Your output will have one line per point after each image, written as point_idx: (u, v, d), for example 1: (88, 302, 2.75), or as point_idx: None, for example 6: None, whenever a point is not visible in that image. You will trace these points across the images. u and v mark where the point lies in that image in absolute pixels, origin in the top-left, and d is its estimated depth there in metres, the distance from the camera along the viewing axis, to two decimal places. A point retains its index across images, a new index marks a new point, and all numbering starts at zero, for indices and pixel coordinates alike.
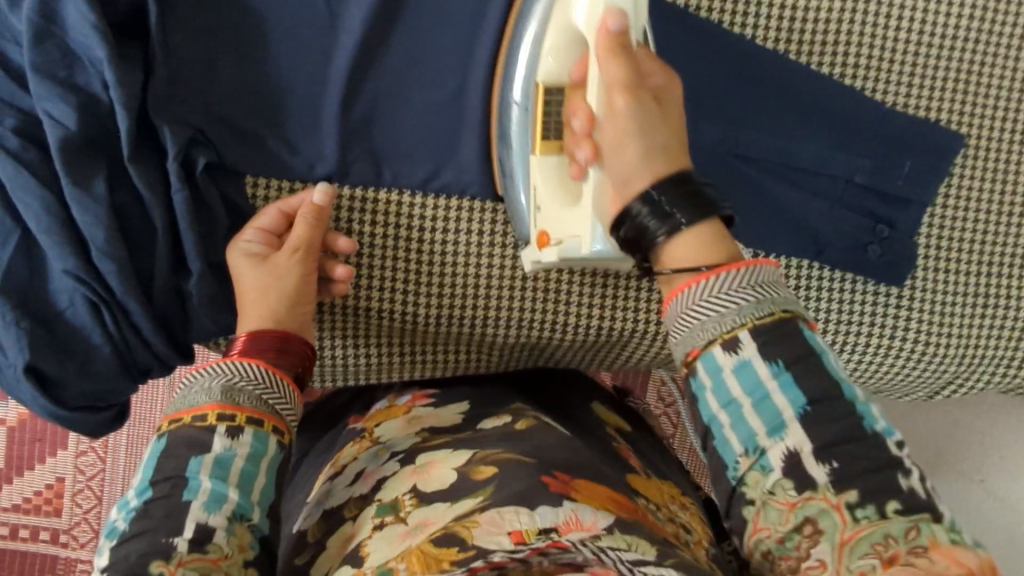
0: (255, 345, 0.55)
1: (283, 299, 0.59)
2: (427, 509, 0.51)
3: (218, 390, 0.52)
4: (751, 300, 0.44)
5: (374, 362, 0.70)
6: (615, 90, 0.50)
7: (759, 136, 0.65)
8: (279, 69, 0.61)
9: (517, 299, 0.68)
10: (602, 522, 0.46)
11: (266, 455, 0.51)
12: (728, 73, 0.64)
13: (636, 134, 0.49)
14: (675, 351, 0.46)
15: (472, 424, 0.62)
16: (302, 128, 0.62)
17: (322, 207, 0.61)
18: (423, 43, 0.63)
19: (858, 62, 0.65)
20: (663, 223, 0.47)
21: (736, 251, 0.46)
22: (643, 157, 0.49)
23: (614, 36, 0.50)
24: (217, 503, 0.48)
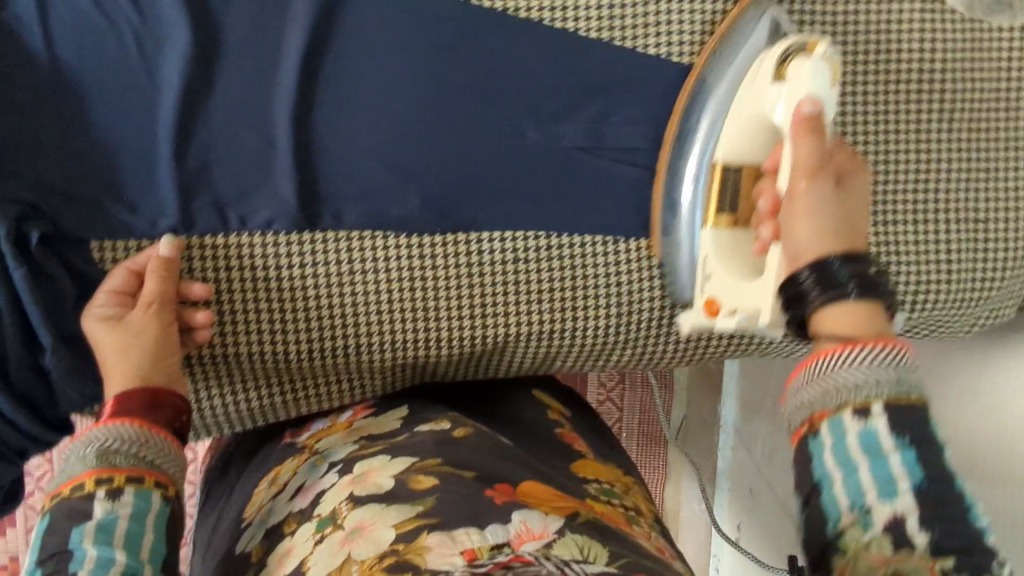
0: (126, 402, 0.55)
1: (146, 355, 0.58)
2: (362, 508, 0.52)
3: (92, 456, 0.52)
4: (891, 379, 0.46)
5: (255, 406, 0.70)
6: (803, 175, 0.56)
7: (594, 125, 0.67)
8: (106, 131, 0.61)
9: (386, 323, 0.68)
10: (551, 527, 0.48)
11: (150, 511, 0.52)
12: (558, 70, 0.66)
13: (815, 216, 0.54)
14: (798, 413, 0.49)
15: (407, 429, 0.64)
16: (143, 186, 0.62)
17: (168, 258, 0.61)
18: (248, 80, 0.62)
19: (684, 40, 0.67)
20: (824, 290, 0.51)
21: (886, 332, 0.50)
22: (820, 240, 0.54)
23: (811, 122, 0.58)
24: (105, 567, 0.48)
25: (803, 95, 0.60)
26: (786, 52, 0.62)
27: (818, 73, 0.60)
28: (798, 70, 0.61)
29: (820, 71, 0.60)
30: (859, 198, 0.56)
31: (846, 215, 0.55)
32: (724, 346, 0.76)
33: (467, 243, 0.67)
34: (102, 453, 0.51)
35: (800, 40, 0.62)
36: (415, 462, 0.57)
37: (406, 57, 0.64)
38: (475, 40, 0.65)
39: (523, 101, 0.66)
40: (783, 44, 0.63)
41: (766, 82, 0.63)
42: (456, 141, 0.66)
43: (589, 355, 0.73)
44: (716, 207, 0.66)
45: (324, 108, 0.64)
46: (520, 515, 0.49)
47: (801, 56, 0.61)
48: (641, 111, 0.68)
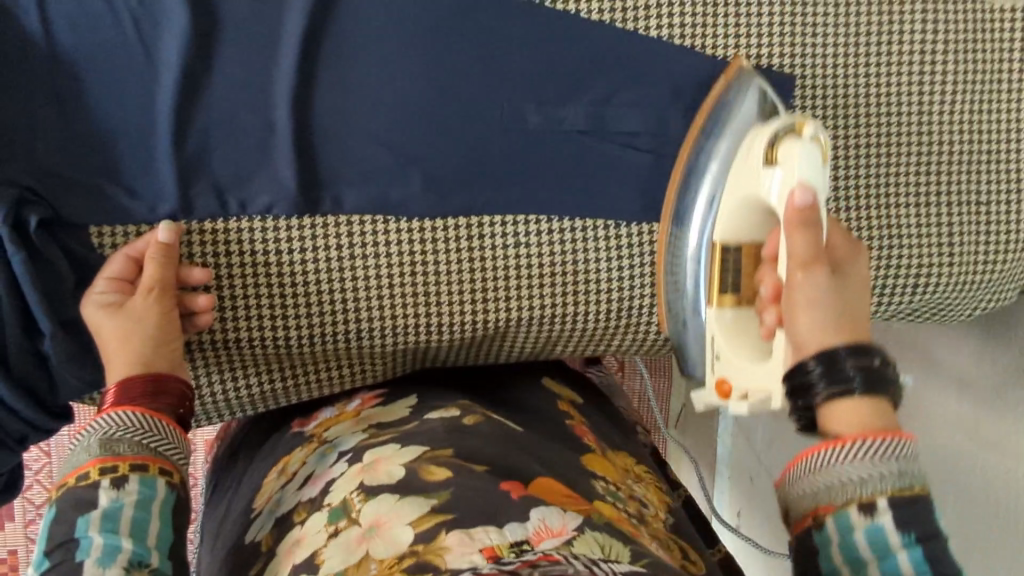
0: (128, 391, 0.57)
1: (150, 341, 0.59)
2: (375, 502, 0.53)
3: (95, 445, 0.53)
4: (893, 471, 0.49)
5: (256, 392, 0.70)
6: (798, 268, 0.56)
7: (596, 109, 0.67)
8: (103, 115, 0.60)
9: (387, 309, 0.68)
10: (570, 525, 0.48)
11: (156, 499, 0.54)
12: (559, 53, 0.66)
13: (811, 310, 0.54)
14: (803, 505, 0.51)
15: (417, 417, 0.65)
16: (142, 168, 0.62)
17: (168, 244, 0.60)
18: (247, 64, 0.62)
19: (686, 22, 0.67)
20: (834, 385, 0.52)
21: (893, 428, 0.52)
22: (824, 333, 0.54)
23: (806, 216, 0.56)
24: (112, 556, 0.50)
25: (794, 183, 0.58)
26: (774, 135, 0.61)
27: (806, 156, 0.58)
28: (788, 152, 0.59)
29: (812, 154, 0.58)
30: (856, 290, 0.57)
31: (838, 300, 0.55)
32: None
33: (468, 227, 0.67)
34: (105, 442, 0.53)
35: (789, 120, 0.61)
36: (426, 451, 0.58)
37: (406, 40, 0.64)
38: (476, 23, 0.64)
39: (524, 84, 0.66)
40: (771, 126, 0.61)
41: (757, 163, 0.61)
42: (456, 124, 0.65)
43: (591, 340, 0.73)
44: (718, 287, 0.65)
45: (324, 93, 0.63)
46: (539, 512, 0.49)
47: (790, 138, 0.60)
48: (643, 93, 0.68)
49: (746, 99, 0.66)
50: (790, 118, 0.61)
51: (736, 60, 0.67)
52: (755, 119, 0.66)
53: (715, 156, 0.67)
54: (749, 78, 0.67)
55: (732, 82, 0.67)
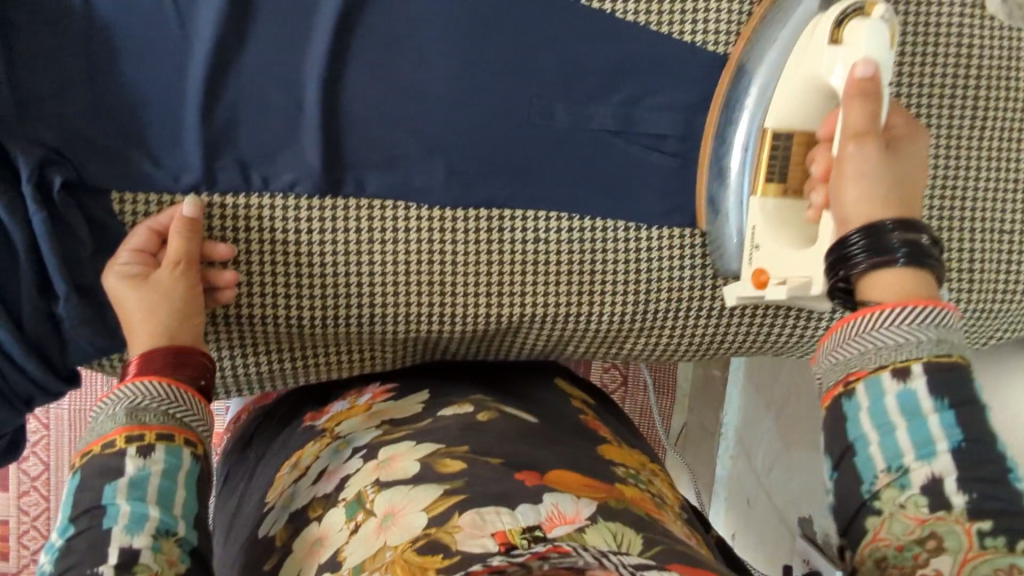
0: (154, 362, 0.57)
1: (173, 315, 0.59)
2: (388, 491, 0.54)
3: (122, 414, 0.53)
4: (930, 338, 0.49)
5: (265, 371, 0.70)
6: (851, 138, 0.57)
7: (625, 111, 0.67)
8: (133, 81, 0.60)
9: (402, 295, 0.67)
10: (584, 512, 0.50)
11: (181, 469, 0.54)
12: (591, 50, 0.65)
13: (862, 180, 0.56)
14: (834, 373, 0.51)
15: (430, 413, 0.65)
16: (168, 138, 0.62)
17: (192, 220, 0.60)
18: (280, 41, 0.62)
19: (722, 26, 0.66)
20: (871, 256, 0.53)
21: (932, 294, 0.52)
22: (868, 204, 0.55)
23: (865, 86, 0.56)
24: (139, 523, 0.50)
25: (861, 57, 0.58)
26: (843, 14, 0.60)
27: (872, 35, 0.58)
28: (854, 32, 0.59)
29: (879, 36, 0.59)
30: (907, 158, 0.58)
31: (889, 170, 0.56)
32: (738, 342, 0.75)
33: (489, 220, 0.67)
34: (132, 411, 0.53)
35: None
36: (441, 446, 0.59)
37: (441, 29, 0.63)
38: (512, 16, 0.64)
39: (554, 81, 0.65)
40: (839, 5, 0.61)
41: (822, 43, 0.61)
42: (484, 116, 0.65)
43: (603, 340, 0.73)
44: (766, 173, 0.65)
45: (354, 75, 0.63)
46: (552, 498, 0.51)
47: (860, 18, 0.59)
48: (672, 98, 0.67)
49: None
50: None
51: None
52: (815, 13, 0.63)
53: (770, 52, 0.64)
54: None
55: None
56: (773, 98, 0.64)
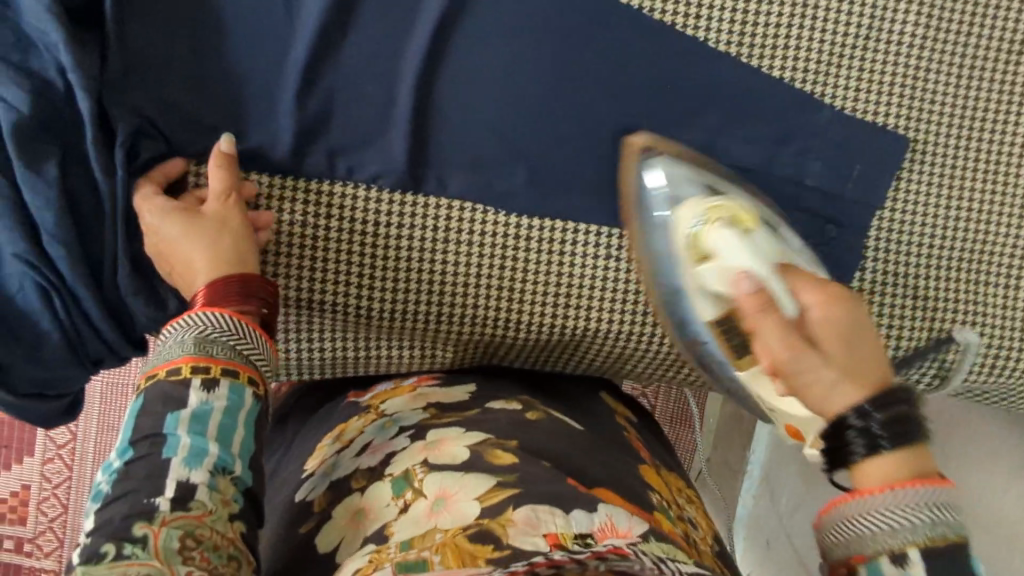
0: (221, 292, 0.56)
1: (236, 247, 0.59)
2: (437, 474, 0.54)
3: (189, 342, 0.53)
4: (925, 519, 0.42)
5: (328, 356, 0.70)
6: (787, 347, 0.49)
7: (709, 138, 0.67)
8: (236, 61, 0.62)
9: (470, 294, 0.69)
10: (635, 530, 0.49)
11: (242, 408, 0.53)
12: (682, 73, 0.66)
13: (826, 393, 0.48)
14: (839, 553, 0.45)
15: (480, 404, 0.64)
16: (263, 119, 0.63)
17: (231, 155, 0.61)
18: (379, 35, 0.63)
19: (808, 65, 0.67)
20: (862, 439, 0.46)
21: (926, 471, 0.45)
22: (837, 392, 0.48)
23: (764, 293, 0.52)
24: (197, 459, 0.49)
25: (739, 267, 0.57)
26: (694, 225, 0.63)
27: (722, 239, 0.61)
28: (716, 246, 0.61)
29: (731, 236, 0.60)
30: (863, 331, 0.50)
31: (840, 352, 0.49)
32: None
33: (561, 230, 0.68)
34: (199, 342, 0.53)
35: (701, 211, 0.63)
36: (490, 437, 0.58)
37: (538, 40, 0.64)
38: (609, 33, 0.65)
39: (643, 103, 0.66)
40: (694, 209, 0.64)
41: (694, 266, 0.62)
42: (568, 129, 0.66)
43: (660, 365, 0.74)
44: (735, 355, 0.61)
45: (447, 77, 0.64)
46: (606, 509, 0.50)
47: (712, 227, 0.62)
48: (757, 130, 0.67)
49: (665, 181, 0.66)
50: (701, 207, 0.64)
51: (632, 142, 0.66)
52: (689, 202, 0.65)
53: (665, 249, 0.66)
54: (654, 156, 0.66)
55: (639, 169, 0.66)
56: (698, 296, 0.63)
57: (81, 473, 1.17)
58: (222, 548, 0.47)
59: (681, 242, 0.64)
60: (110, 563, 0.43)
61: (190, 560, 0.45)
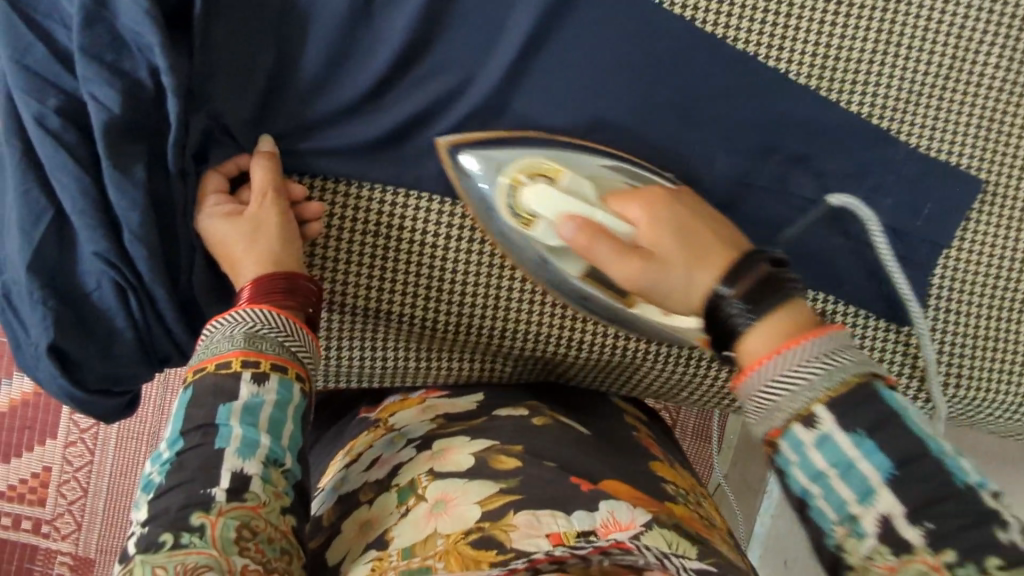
0: (264, 287, 0.56)
1: (278, 241, 0.59)
2: (443, 481, 0.54)
3: (241, 337, 0.53)
4: (819, 372, 0.46)
5: (390, 365, 0.72)
6: (626, 268, 0.54)
7: (783, 169, 0.67)
8: (319, 69, 0.62)
9: (535, 311, 0.70)
10: (639, 520, 0.50)
11: (292, 402, 0.53)
12: (760, 102, 0.66)
13: (679, 291, 0.53)
14: (758, 431, 0.47)
15: (488, 411, 0.65)
16: (347, 126, 0.64)
17: (270, 155, 0.62)
18: (462, 51, 0.63)
19: (887, 102, 0.66)
20: (745, 317, 0.49)
21: (807, 323, 0.48)
22: (688, 288, 0.53)
23: (590, 227, 0.55)
24: (251, 449, 0.49)
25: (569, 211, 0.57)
26: (509, 196, 0.60)
27: (544, 198, 0.58)
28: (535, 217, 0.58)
29: (556, 196, 0.57)
30: (704, 228, 0.55)
31: (671, 246, 0.54)
32: None
33: None
34: (251, 337, 0.52)
35: (506, 185, 0.60)
36: (498, 444, 0.58)
37: (620, 63, 0.64)
38: (692, 59, 0.65)
39: (719, 130, 0.66)
40: (497, 194, 0.61)
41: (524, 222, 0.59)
42: (642, 153, 0.66)
43: (714, 392, 0.74)
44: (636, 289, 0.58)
45: (526, 96, 0.64)
46: (607, 505, 0.51)
47: (525, 189, 0.59)
48: (830, 164, 0.67)
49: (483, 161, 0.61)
50: (505, 173, 0.60)
51: (439, 142, 0.63)
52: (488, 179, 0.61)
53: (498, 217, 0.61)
54: (459, 152, 0.62)
55: (450, 164, 0.63)
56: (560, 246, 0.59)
57: (102, 458, 1.15)
58: (276, 541, 0.48)
59: (505, 218, 0.60)
60: (167, 553, 0.44)
61: (246, 551, 0.46)
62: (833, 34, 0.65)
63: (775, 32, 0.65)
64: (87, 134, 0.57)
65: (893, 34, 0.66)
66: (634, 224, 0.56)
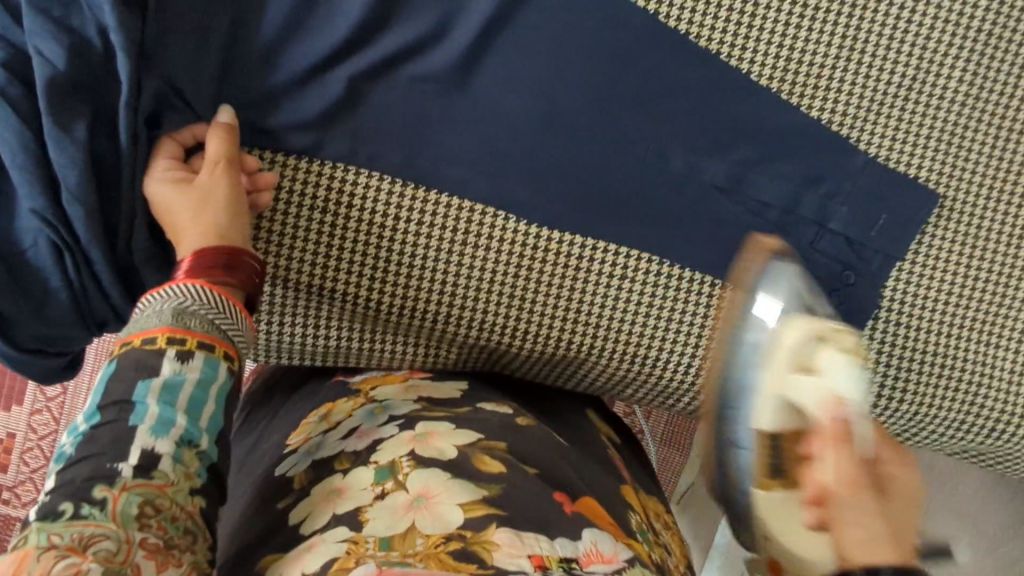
0: (205, 261, 0.56)
1: (226, 215, 0.59)
2: (426, 471, 0.53)
3: (168, 312, 0.52)
4: None
5: (334, 345, 0.71)
6: (844, 485, 0.46)
7: (740, 170, 0.66)
8: (272, 42, 0.62)
9: (482, 299, 0.69)
10: (619, 553, 0.50)
11: (215, 382, 0.52)
12: (721, 102, 0.65)
13: (857, 528, 0.44)
14: None
15: (470, 402, 0.64)
16: (298, 99, 0.63)
17: (229, 126, 0.60)
18: (421, 31, 0.62)
19: (848, 110, 0.66)
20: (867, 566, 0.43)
21: None
22: (864, 541, 0.43)
23: (842, 423, 0.49)
24: (165, 428, 0.49)
25: (829, 394, 0.53)
26: (816, 335, 0.58)
27: (832, 368, 0.55)
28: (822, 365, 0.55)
29: (851, 376, 0.55)
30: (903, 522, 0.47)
31: (869, 500, 0.45)
32: None
33: (585, 250, 0.68)
34: (178, 313, 0.52)
35: (806, 326, 0.58)
36: (480, 439, 0.57)
37: (582, 52, 0.63)
38: (653, 53, 0.64)
39: (678, 129, 0.65)
40: (783, 325, 0.58)
41: (788, 368, 0.56)
42: (600, 146, 0.65)
43: (656, 390, 0.75)
44: (764, 473, 0.55)
45: (483, 81, 0.64)
46: (590, 535, 0.50)
47: (823, 344, 0.57)
48: (787, 168, 0.66)
49: (776, 289, 0.60)
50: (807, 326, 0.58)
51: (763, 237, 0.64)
52: (788, 317, 0.59)
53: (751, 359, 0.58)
54: (777, 258, 0.62)
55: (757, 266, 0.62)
56: (761, 414, 0.56)
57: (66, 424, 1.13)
58: (179, 520, 0.47)
59: (753, 368, 0.58)
60: (66, 522, 0.43)
61: (145, 527, 0.45)
62: (798, 37, 0.64)
63: (740, 30, 0.64)
64: (31, 90, 0.57)
65: (859, 42, 0.64)
66: (824, 458, 0.48)
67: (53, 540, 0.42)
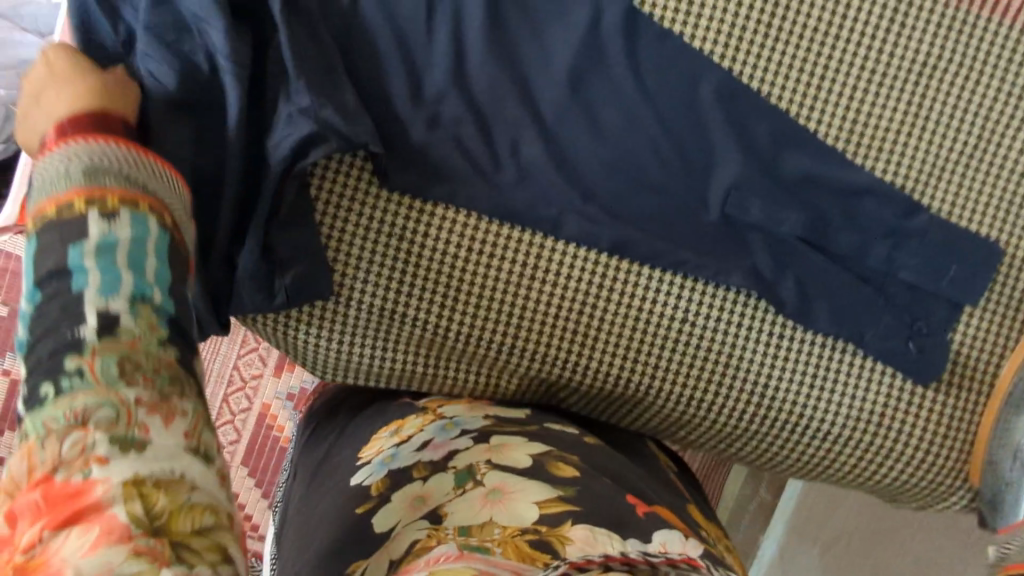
0: (76, 125, 0.51)
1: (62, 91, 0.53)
2: (502, 474, 0.55)
3: (77, 174, 0.46)
4: None
5: (397, 366, 0.71)
6: None
7: (819, 222, 0.67)
8: (368, 83, 0.66)
9: (549, 332, 0.70)
10: (691, 551, 0.48)
11: (149, 237, 0.46)
12: (790, 154, 0.66)
13: None
14: None
15: (537, 421, 0.66)
16: (383, 131, 0.66)
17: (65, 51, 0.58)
18: (506, 76, 0.65)
19: (913, 168, 0.66)
20: None
21: None
22: None
23: None
24: (112, 287, 0.43)
25: None
26: None
27: None
28: None
29: None
30: None
31: None
32: (829, 474, 0.74)
33: (648, 276, 0.68)
34: (88, 174, 0.46)
35: None
36: (554, 450, 0.59)
37: (661, 103, 0.65)
38: (731, 107, 0.65)
39: (753, 180, 0.66)
40: None
41: None
42: (672, 191, 0.67)
43: (714, 437, 0.74)
44: None
45: (563, 126, 0.66)
46: (660, 536, 0.49)
47: None
48: (857, 219, 0.67)
49: None
50: None
51: None
52: None
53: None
54: None
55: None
56: None
57: None
58: (162, 370, 0.43)
59: None
60: (52, 405, 0.39)
61: (134, 382, 0.41)
62: (864, 98, 0.66)
63: (796, 87, 0.66)
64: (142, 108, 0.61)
65: (922, 105, 0.66)
66: None
67: (51, 427, 0.39)
